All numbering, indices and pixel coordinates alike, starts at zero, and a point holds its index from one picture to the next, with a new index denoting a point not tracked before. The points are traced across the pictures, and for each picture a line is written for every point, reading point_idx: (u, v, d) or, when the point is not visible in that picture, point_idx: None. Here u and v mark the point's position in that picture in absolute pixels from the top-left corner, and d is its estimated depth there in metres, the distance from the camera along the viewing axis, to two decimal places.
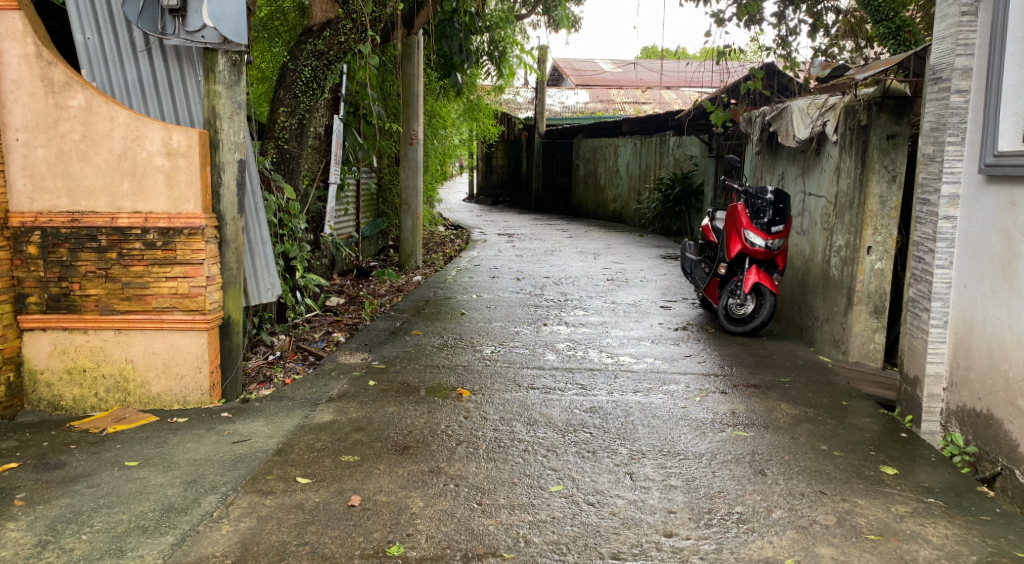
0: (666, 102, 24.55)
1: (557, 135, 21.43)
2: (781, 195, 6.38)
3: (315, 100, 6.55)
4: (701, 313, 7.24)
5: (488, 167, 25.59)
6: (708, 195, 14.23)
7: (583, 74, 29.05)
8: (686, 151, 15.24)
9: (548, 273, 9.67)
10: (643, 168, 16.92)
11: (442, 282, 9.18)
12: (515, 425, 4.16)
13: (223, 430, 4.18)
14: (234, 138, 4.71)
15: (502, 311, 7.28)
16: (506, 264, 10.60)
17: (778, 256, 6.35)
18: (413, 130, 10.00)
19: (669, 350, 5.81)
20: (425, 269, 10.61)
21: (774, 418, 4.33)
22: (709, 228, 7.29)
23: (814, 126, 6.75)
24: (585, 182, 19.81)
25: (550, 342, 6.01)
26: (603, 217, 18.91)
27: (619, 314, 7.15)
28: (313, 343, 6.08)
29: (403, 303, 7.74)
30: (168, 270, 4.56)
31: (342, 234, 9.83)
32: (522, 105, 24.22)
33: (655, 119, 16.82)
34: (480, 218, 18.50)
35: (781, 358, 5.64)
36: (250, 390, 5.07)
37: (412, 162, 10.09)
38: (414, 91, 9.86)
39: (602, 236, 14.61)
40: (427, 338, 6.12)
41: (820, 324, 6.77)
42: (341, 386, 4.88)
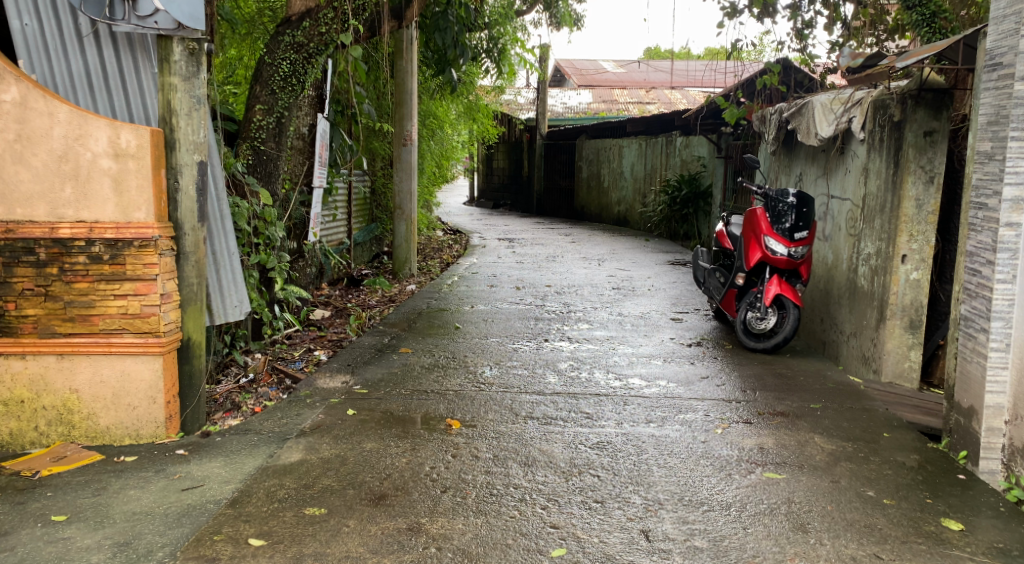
0: (671, 102, 23.99)
1: (559, 136, 20.89)
2: (805, 198, 5.85)
3: (295, 96, 6.00)
4: (715, 326, 6.68)
5: (489, 170, 25.02)
6: (717, 198, 13.68)
7: (586, 75, 28.51)
8: (694, 152, 14.72)
9: (550, 282, 9.12)
10: (648, 170, 16.37)
11: (438, 291, 8.63)
12: (510, 466, 3.61)
13: (174, 472, 3.63)
14: (192, 137, 4.16)
15: (500, 325, 6.72)
16: (506, 272, 10.05)
17: (802, 266, 5.82)
18: (408, 130, 9.52)
19: (683, 371, 5.25)
20: (420, 277, 10.07)
21: (808, 455, 3.77)
22: (724, 233, 6.76)
23: (839, 122, 6.18)
24: (588, 184, 19.26)
25: (552, 362, 5.46)
26: (607, 221, 18.36)
27: (626, 328, 6.59)
28: (292, 363, 5.54)
29: (393, 316, 7.19)
30: (117, 286, 4.02)
31: (332, 241, 9.30)
32: (523, 105, 23.66)
33: (661, 119, 16.28)
34: (480, 222, 17.97)
35: (808, 379, 5.08)
36: (216, 420, 4.52)
37: (406, 163, 9.60)
38: (407, 89, 9.37)
39: (606, 240, 14.06)
40: (416, 357, 5.57)
41: (847, 339, 6.20)
42: (316, 415, 4.34)
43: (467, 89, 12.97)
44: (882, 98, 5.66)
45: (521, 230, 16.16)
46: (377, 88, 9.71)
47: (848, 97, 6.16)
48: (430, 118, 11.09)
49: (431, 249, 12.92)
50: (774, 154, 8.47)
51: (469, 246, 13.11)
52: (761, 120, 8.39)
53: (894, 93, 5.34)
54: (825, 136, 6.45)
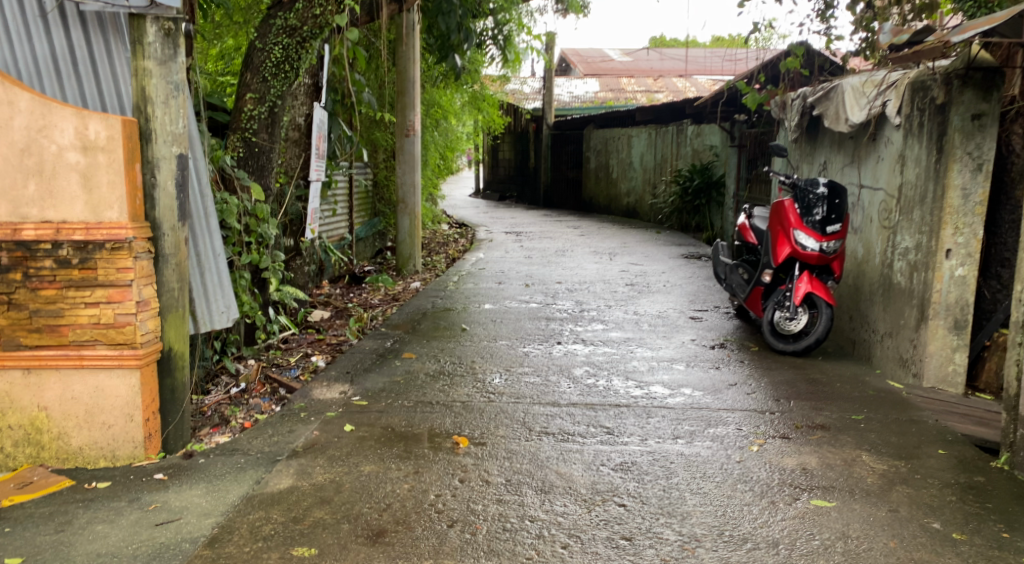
0: (680, 90, 23.49)
1: (566, 126, 20.44)
2: (837, 188, 5.47)
3: (289, 84, 5.61)
4: (739, 325, 6.26)
5: (494, 161, 24.61)
6: (731, 188, 13.24)
7: (592, 63, 28.01)
8: (706, 141, 14.27)
9: (561, 278, 8.71)
10: (659, 159, 15.92)
11: (443, 289, 8.24)
12: (525, 493, 3.22)
13: (149, 502, 3.26)
14: (169, 128, 3.76)
15: (510, 326, 6.32)
16: (513, 267, 9.66)
17: (834, 261, 5.41)
18: (411, 119, 9.11)
19: (709, 378, 4.85)
20: (424, 274, 9.69)
21: (859, 478, 3.38)
22: (747, 226, 6.37)
23: (874, 106, 5.83)
24: (596, 175, 18.83)
25: (566, 368, 5.06)
26: (616, 212, 17.93)
27: (644, 329, 6.18)
28: (286, 370, 5.15)
29: (396, 317, 6.79)
30: (88, 294, 3.62)
31: (332, 237, 8.93)
32: (529, 95, 23.20)
33: (671, 107, 15.83)
34: (486, 215, 17.58)
35: (846, 386, 4.67)
36: (203, 437, 4.09)
37: (410, 155, 9.20)
38: (410, 77, 8.97)
39: (616, 233, 13.66)
40: (420, 364, 5.17)
41: (882, 339, 5.78)
42: (310, 432, 3.95)
43: (470, 77, 12.59)
44: (922, 79, 5.28)
45: (528, 223, 15.76)
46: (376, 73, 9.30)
47: (882, 80, 5.79)
48: (433, 107, 10.65)
49: (436, 244, 12.53)
50: (796, 142, 8.05)
51: (475, 240, 12.72)
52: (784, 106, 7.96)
53: (937, 74, 4.94)
54: (857, 122, 6.07)
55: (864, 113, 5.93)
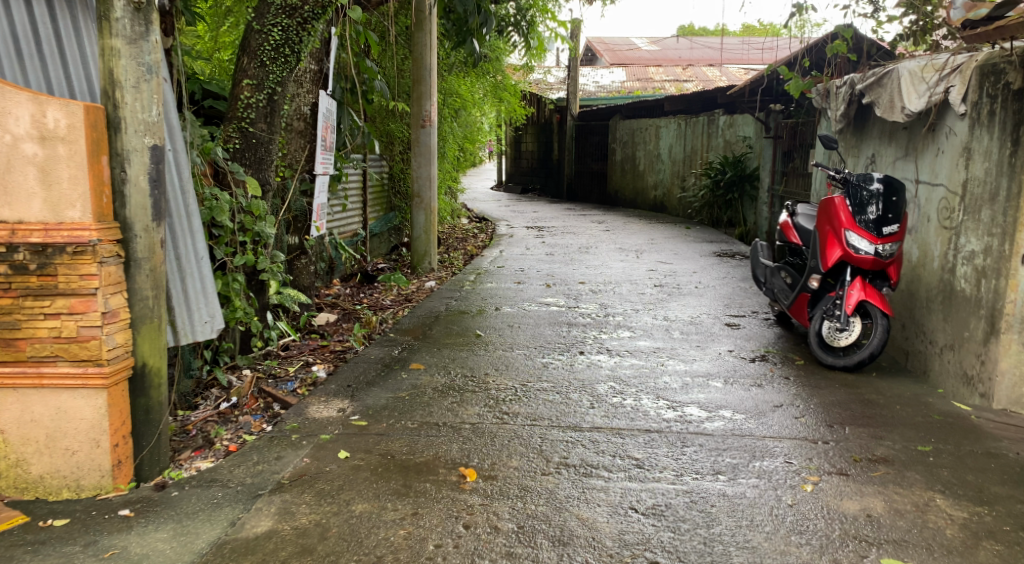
0: (709, 79, 22.82)
1: (591, 117, 19.88)
2: (893, 184, 4.96)
3: (289, 69, 5.15)
4: (779, 334, 5.73)
5: (517, 153, 24.09)
6: (765, 182, 12.66)
7: (618, 52, 27.37)
8: (739, 132, 13.67)
9: (585, 278, 8.21)
10: (688, 151, 15.34)
11: (460, 289, 7.79)
12: (540, 546, 2.77)
13: (109, 548, 2.84)
14: (141, 116, 3.29)
15: (528, 333, 5.83)
16: (535, 265, 9.18)
17: (890, 266, 4.88)
18: (428, 109, 8.67)
19: (751, 397, 4.34)
20: (441, 271, 9.24)
21: (935, 531, 2.89)
22: (789, 224, 5.85)
23: (933, 93, 5.29)
24: (622, 167, 18.27)
25: (590, 383, 4.57)
26: (643, 206, 17.36)
27: (676, 338, 5.66)
28: (283, 382, 4.71)
29: (407, 321, 6.33)
30: (47, 304, 3.19)
31: (343, 233, 8.51)
32: (553, 84, 22.65)
33: (702, 97, 15.24)
34: (507, 208, 17.08)
35: (907, 409, 4.15)
36: (183, 462, 3.63)
37: (426, 147, 8.77)
38: (426, 64, 8.57)
39: (643, 228, 13.12)
40: (429, 376, 4.72)
41: (941, 352, 5.24)
42: (301, 459, 3.51)
43: (490, 66, 12.18)
44: (993, 62, 4.83)
45: (552, 217, 15.26)
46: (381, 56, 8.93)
47: (942, 64, 5.30)
48: (452, 97, 10.20)
49: (455, 239, 12.08)
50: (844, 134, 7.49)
51: (496, 235, 12.25)
52: (828, 93, 7.40)
53: (1015, 56, 4.56)
54: (914, 111, 5.52)
55: (923, 99, 5.39)
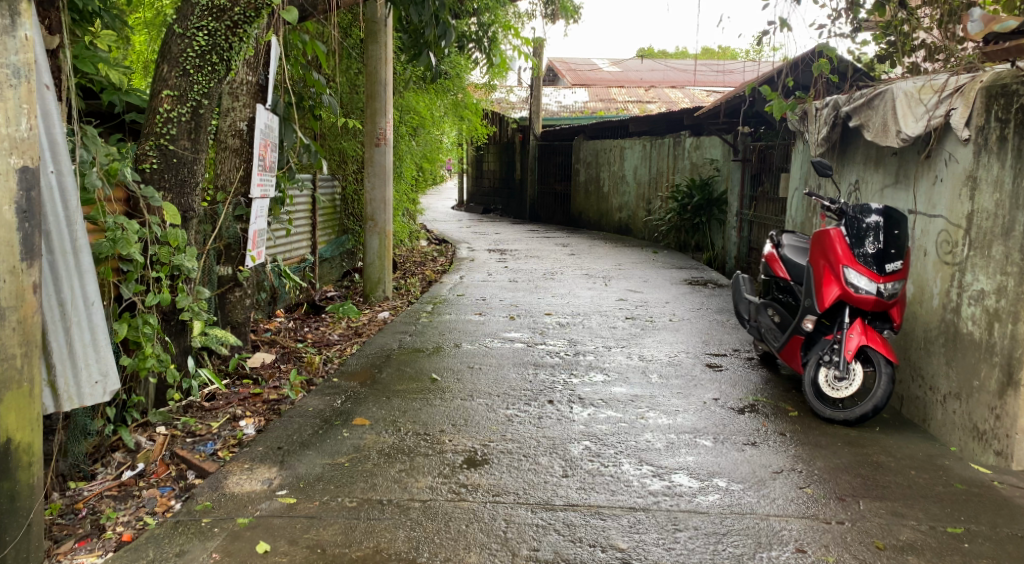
0: (672, 101, 22.58)
1: (554, 136, 19.42)
2: (894, 215, 4.47)
3: (217, 80, 4.48)
4: (766, 378, 5.20)
5: (478, 172, 23.54)
6: (733, 206, 12.25)
7: (580, 72, 27.07)
8: (706, 155, 13.26)
9: (550, 309, 7.62)
10: (654, 173, 14.92)
11: (415, 321, 7.16)
12: None
13: None
14: (5, 130, 2.63)
15: (490, 376, 5.21)
16: (497, 294, 8.58)
17: (893, 307, 4.37)
18: (382, 126, 8.09)
19: (745, 461, 3.78)
20: (395, 300, 8.59)
21: None
22: (776, 256, 5.34)
23: (933, 115, 4.82)
24: (585, 189, 17.83)
25: (561, 442, 3.97)
26: (607, 228, 16.89)
27: (655, 383, 5.08)
28: (201, 443, 4.01)
29: (353, 361, 5.66)
30: None
31: (288, 259, 7.85)
32: (515, 103, 22.19)
33: (668, 119, 14.87)
34: (467, 230, 16.50)
35: (923, 476, 3.64)
36: (61, 557, 2.96)
37: (381, 167, 8.16)
38: (379, 79, 7.99)
39: (609, 252, 12.63)
40: (375, 435, 4.07)
41: (944, 400, 4.74)
42: (208, 555, 2.90)
43: (450, 83, 11.64)
44: (1001, 81, 4.38)
45: (514, 239, 14.69)
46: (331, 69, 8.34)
47: (940, 85, 4.86)
48: (410, 114, 9.60)
49: (412, 264, 11.44)
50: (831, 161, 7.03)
51: (456, 259, 11.64)
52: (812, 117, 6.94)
53: None
54: (910, 135, 5.04)
55: (921, 123, 4.93)
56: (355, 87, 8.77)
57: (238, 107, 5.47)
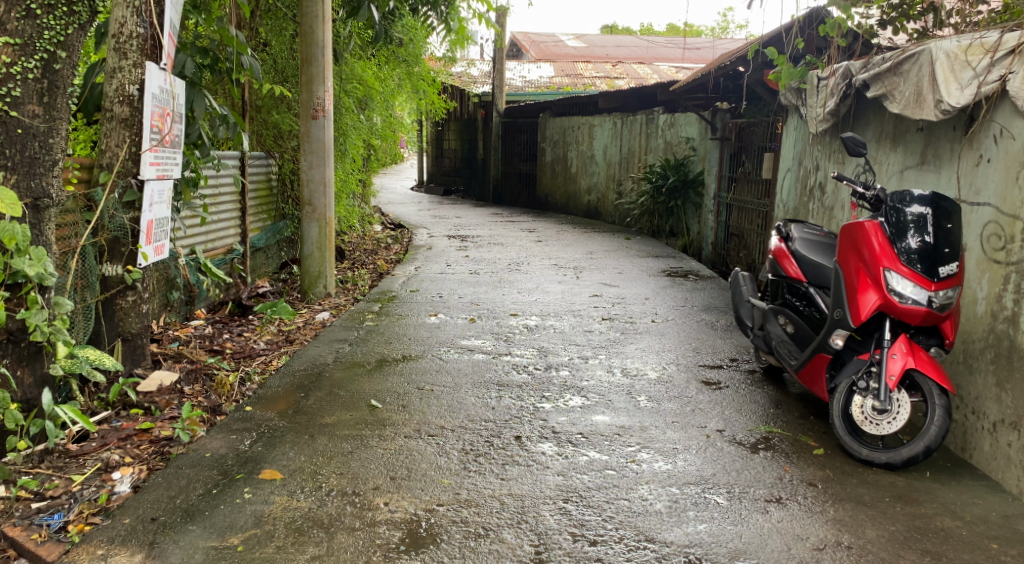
0: (640, 77, 21.71)
1: (518, 113, 18.41)
2: (946, 204, 3.54)
3: (76, 25, 3.51)
4: (777, 402, 4.29)
5: (438, 152, 22.45)
6: (710, 189, 11.42)
7: (544, 47, 26.04)
8: (681, 133, 12.37)
9: (515, 308, 6.66)
10: (624, 153, 14.02)
11: (358, 323, 6.16)
12: None
13: None
14: None
15: (443, 401, 4.24)
16: (455, 288, 7.60)
17: (946, 321, 3.46)
18: (320, 96, 7.09)
19: (773, 530, 2.88)
20: (338, 296, 7.54)
21: None
22: (786, 252, 4.46)
23: (985, 82, 3.90)
24: (552, 169, 16.87)
25: (531, 505, 3.04)
26: (575, 212, 15.97)
27: (644, 409, 4.14)
28: (45, 513, 3.01)
29: (276, 381, 4.65)
30: None
31: (211, 251, 6.77)
32: (477, 78, 21.09)
33: (638, 94, 13.98)
34: (426, 214, 15.43)
35: (1009, 553, 2.77)
36: None
37: (319, 142, 7.14)
38: (317, 40, 7.01)
39: (578, 238, 11.71)
40: (286, 497, 3.12)
41: (994, 431, 3.88)
42: None
43: (401, 49, 10.62)
44: None
45: (475, 224, 13.70)
46: (256, 31, 7.39)
47: (992, 43, 3.94)
48: (356, 84, 8.58)
49: (363, 252, 10.41)
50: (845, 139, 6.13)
51: (411, 247, 10.63)
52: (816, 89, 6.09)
53: None
54: (953, 107, 4.12)
55: (970, 91, 4.00)
56: (286, 54, 7.80)
57: (127, 67, 4.42)
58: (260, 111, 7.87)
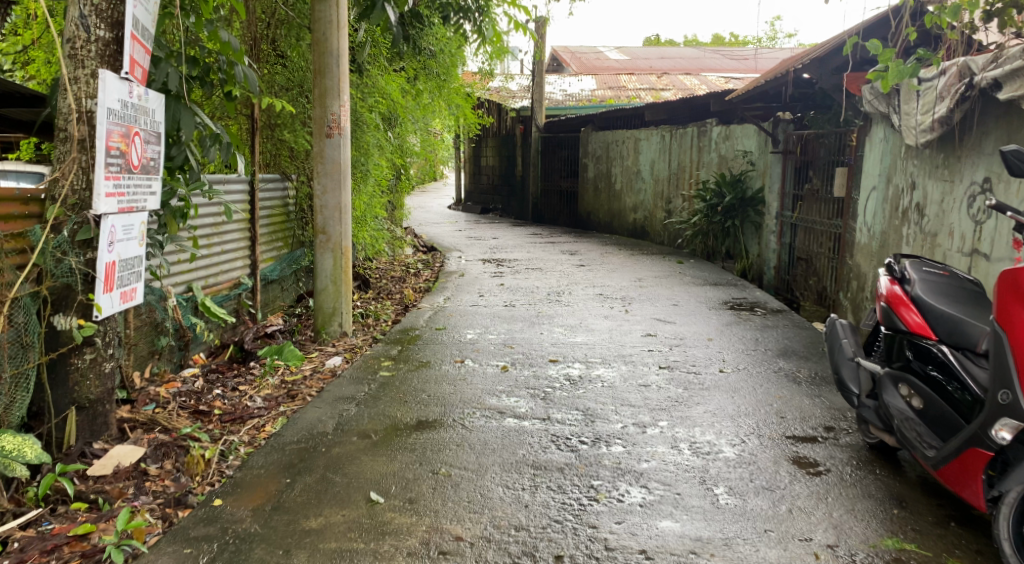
0: (688, 88, 20.68)
1: (558, 128, 17.52)
2: None
3: None
4: (901, 498, 3.30)
5: (476, 169, 21.64)
6: (772, 207, 10.39)
7: (584, 60, 25.14)
8: (737, 146, 11.35)
9: (556, 353, 5.72)
10: (674, 168, 13.04)
11: (374, 371, 5.30)
12: None
13: None
14: None
15: (463, 493, 3.33)
16: (490, 326, 6.71)
17: None
18: (335, 111, 6.27)
19: None
20: (358, 335, 6.68)
21: None
22: (905, 299, 3.48)
23: None
24: (595, 186, 15.93)
25: None
26: (619, 231, 15.00)
27: (725, 510, 3.19)
28: None
29: (260, 459, 3.78)
30: None
31: (210, 287, 5.96)
32: (516, 92, 20.27)
33: (688, 105, 13.00)
34: (463, 235, 14.63)
35: None
36: None
37: (333, 163, 6.30)
38: (331, 49, 6.20)
39: (625, 262, 10.76)
40: None
41: None
42: None
43: (431, 61, 9.80)
44: None
45: (513, 246, 12.81)
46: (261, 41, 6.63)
47: None
48: (380, 99, 7.79)
49: (390, 280, 9.57)
50: (959, 151, 5.13)
51: (442, 274, 9.78)
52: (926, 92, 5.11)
53: None
54: None
55: None
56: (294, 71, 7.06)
57: (83, 78, 3.63)
58: (274, 136, 7.13)
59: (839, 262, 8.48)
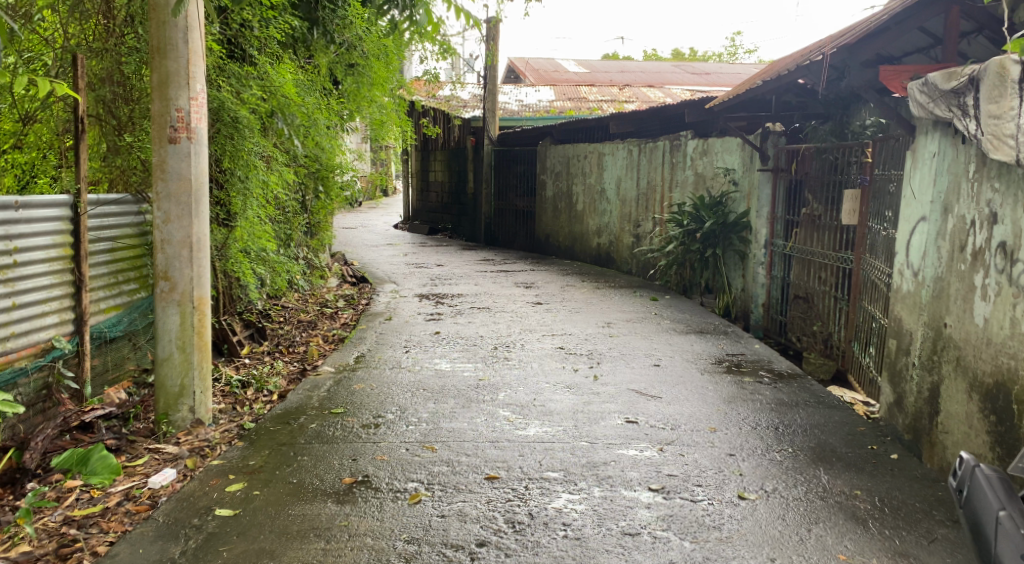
0: (653, 101, 19.10)
1: (512, 141, 15.70)
2: None
3: None
4: None
5: (423, 185, 19.77)
6: (760, 235, 8.73)
7: (541, 72, 23.45)
8: (717, 163, 9.65)
9: (494, 461, 3.91)
10: (643, 187, 11.34)
11: (208, 501, 3.42)
12: None
13: None
14: None
15: None
16: (407, 404, 4.86)
17: None
18: (182, 105, 4.38)
19: None
20: (221, 421, 4.79)
21: None
22: None
23: None
24: (553, 206, 14.18)
25: None
26: (581, 257, 13.26)
27: None
28: None
29: None
30: None
31: None
32: (467, 102, 18.46)
33: (659, 115, 11.31)
34: (401, 260, 12.78)
35: None
36: None
37: (179, 180, 4.41)
38: (173, 16, 4.31)
39: (589, 300, 9.00)
40: None
41: None
42: None
43: (350, 54, 7.92)
44: None
45: (459, 276, 10.99)
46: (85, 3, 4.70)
47: None
48: (265, 95, 5.89)
49: (298, 323, 7.68)
50: None
51: (365, 316, 7.92)
52: None
53: None
54: None
55: None
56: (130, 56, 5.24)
57: None
58: (113, 148, 5.20)
59: (851, 306, 6.81)
